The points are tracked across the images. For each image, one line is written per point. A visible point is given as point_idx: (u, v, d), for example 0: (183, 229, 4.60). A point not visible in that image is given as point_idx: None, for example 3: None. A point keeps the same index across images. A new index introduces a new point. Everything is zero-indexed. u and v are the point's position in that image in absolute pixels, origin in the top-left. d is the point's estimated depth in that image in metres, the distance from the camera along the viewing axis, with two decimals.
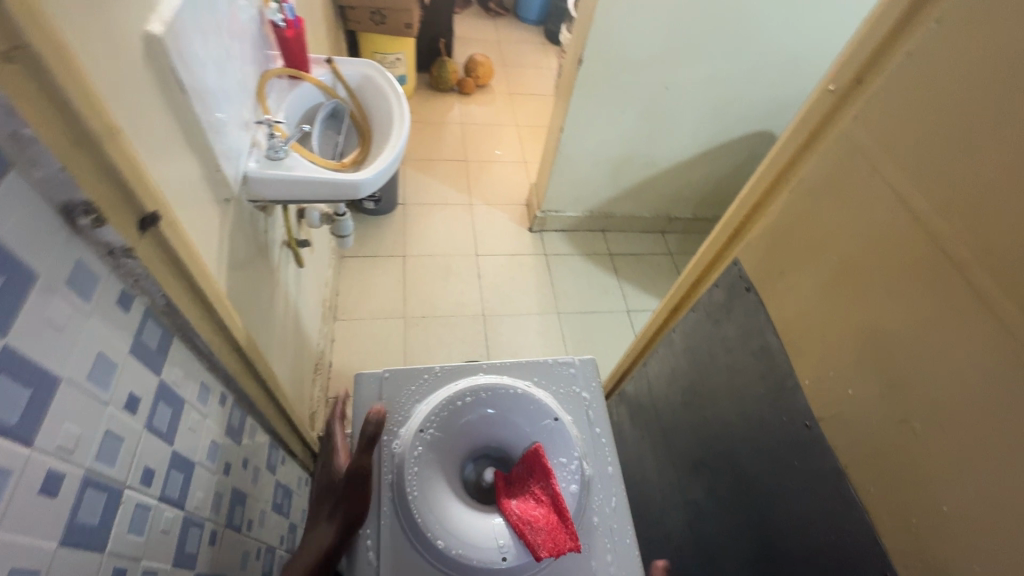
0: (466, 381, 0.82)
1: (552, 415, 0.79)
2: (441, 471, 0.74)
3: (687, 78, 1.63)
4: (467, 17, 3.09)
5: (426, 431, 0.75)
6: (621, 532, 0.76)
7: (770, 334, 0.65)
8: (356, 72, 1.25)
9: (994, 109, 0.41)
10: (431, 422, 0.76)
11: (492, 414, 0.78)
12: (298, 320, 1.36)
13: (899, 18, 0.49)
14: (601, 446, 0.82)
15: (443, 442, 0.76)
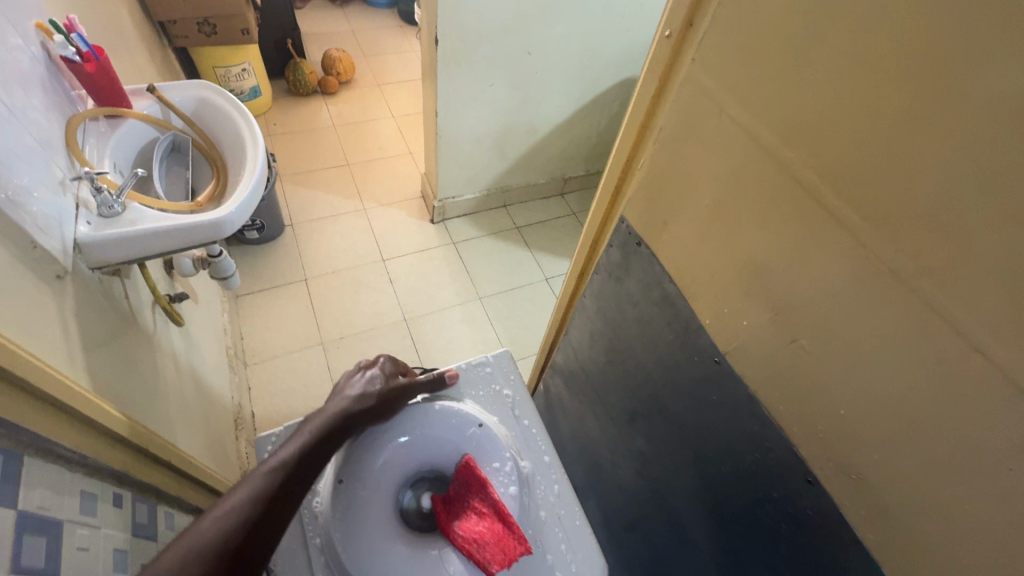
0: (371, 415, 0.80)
1: (476, 422, 0.81)
2: (370, 516, 0.72)
3: (545, 38, 1.62)
4: (312, 11, 2.88)
5: (342, 481, 0.73)
6: (570, 516, 0.81)
7: (667, 283, 0.67)
8: (189, 96, 1.11)
9: (806, 33, 0.42)
10: (348, 470, 0.74)
11: (409, 442, 0.77)
12: (198, 381, 1.22)
13: None
14: (532, 437, 0.86)
15: (360, 491, 0.73)
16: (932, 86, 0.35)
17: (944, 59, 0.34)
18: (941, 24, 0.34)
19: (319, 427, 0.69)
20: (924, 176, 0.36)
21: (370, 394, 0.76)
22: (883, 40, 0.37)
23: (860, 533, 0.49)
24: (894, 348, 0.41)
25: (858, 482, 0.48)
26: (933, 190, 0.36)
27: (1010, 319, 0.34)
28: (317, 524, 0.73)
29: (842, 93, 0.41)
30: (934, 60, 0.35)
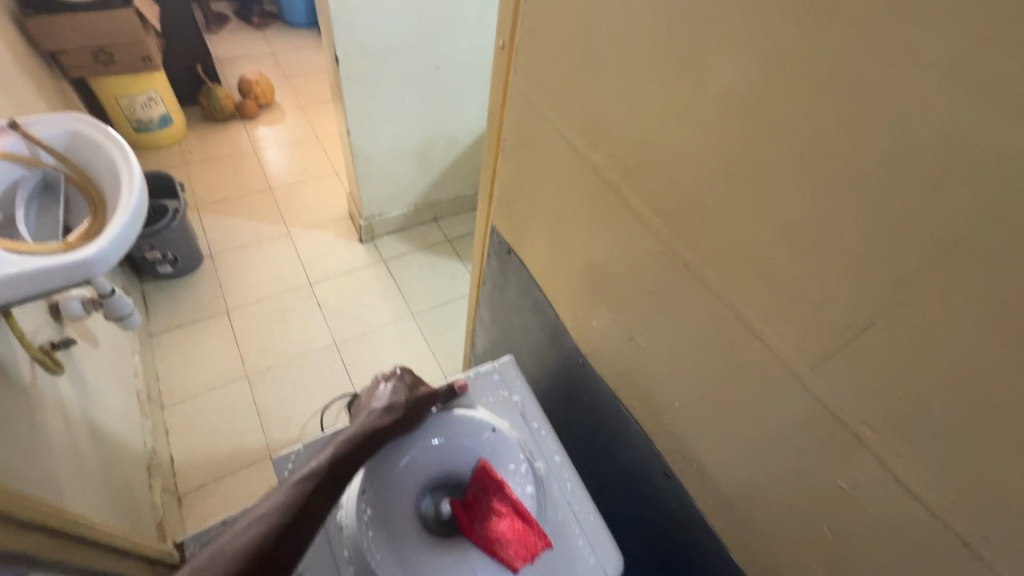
0: None
1: (490, 426, 0.66)
2: (397, 529, 0.58)
3: (452, 51, 1.62)
4: (229, 34, 2.80)
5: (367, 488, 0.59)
6: (585, 509, 0.63)
7: (536, 291, 0.71)
8: (57, 130, 1.04)
9: (599, 61, 0.50)
10: (372, 476, 0.60)
11: (445, 445, 0.64)
12: (97, 430, 1.15)
13: None
14: (543, 438, 0.68)
15: (388, 498, 0.59)
16: (705, 113, 0.42)
17: (708, 92, 0.41)
18: (706, 64, 0.41)
19: (346, 441, 0.58)
20: (693, 180, 0.45)
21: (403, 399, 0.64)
22: (666, 77, 0.44)
23: (710, 519, 0.55)
24: (698, 329, 0.49)
25: (700, 471, 0.55)
26: (700, 194, 0.45)
27: (778, 304, 0.41)
28: (344, 534, 0.57)
29: (641, 117, 0.48)
30: (702, 92, 0.42)
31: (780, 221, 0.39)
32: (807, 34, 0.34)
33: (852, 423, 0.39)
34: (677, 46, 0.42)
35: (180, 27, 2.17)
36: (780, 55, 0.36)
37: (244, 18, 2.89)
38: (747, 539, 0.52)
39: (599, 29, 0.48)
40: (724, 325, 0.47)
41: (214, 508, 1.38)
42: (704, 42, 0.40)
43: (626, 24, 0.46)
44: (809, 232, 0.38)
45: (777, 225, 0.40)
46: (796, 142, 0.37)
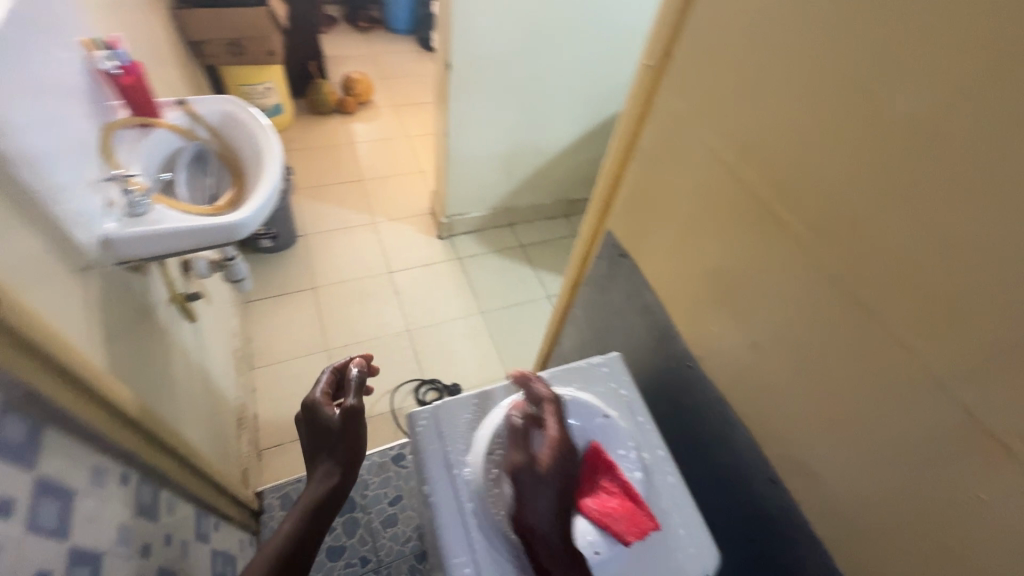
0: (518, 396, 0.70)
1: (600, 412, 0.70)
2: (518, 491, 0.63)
3: (552, 65, 1.69)
4: (336, 35, 3.02)
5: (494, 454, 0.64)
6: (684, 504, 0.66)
7: (648, 294, 0.78)
8: (215, 109, 1.18)
9: (758, 81, 0.55)
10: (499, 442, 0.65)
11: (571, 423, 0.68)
12: (206, 378, 1.27)
13: (677, 16, 0.62)
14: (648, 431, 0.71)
15: (512, 461, 0.64)
16: (864, 134, 0.47)
17: (878, 120, 0.45)
18: (880, 93, 0.45)
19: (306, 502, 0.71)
20: (846, 192, 0.49)
21: (537, 377, 0.69)
22: (840, 106, 0.48)
23: (817, 530, 0.59)
24: (830, 335, 0.53)
25: (811, 479, 0.58)
26: (851, 207, 0.49)
27: (925, 315, 0.45)
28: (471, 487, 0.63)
29: (802, 138, 0.52)
30: (865, 114, 0.46)
31: (939, 236, 0.43)
32: (991, 68, 0.38)
33: (1003, 435, 0.41)
34: (845, 72, 0.47)
35: (300, 27, 2.37)
36: (966, 88, 0.39)
37: (350, 21, 3.10)
38: (857, 549, 0.55)
39: (771, 58, 0.54)
40: (864, 332, 0.50)
41: (289, 466, 1.48)
42: (876, 68, 0.45)
43: (801, 55, 0.51)
44: (974, 255, 0.41)
45: (939, 249, 0.43)
46: (970, 169, 0.40)
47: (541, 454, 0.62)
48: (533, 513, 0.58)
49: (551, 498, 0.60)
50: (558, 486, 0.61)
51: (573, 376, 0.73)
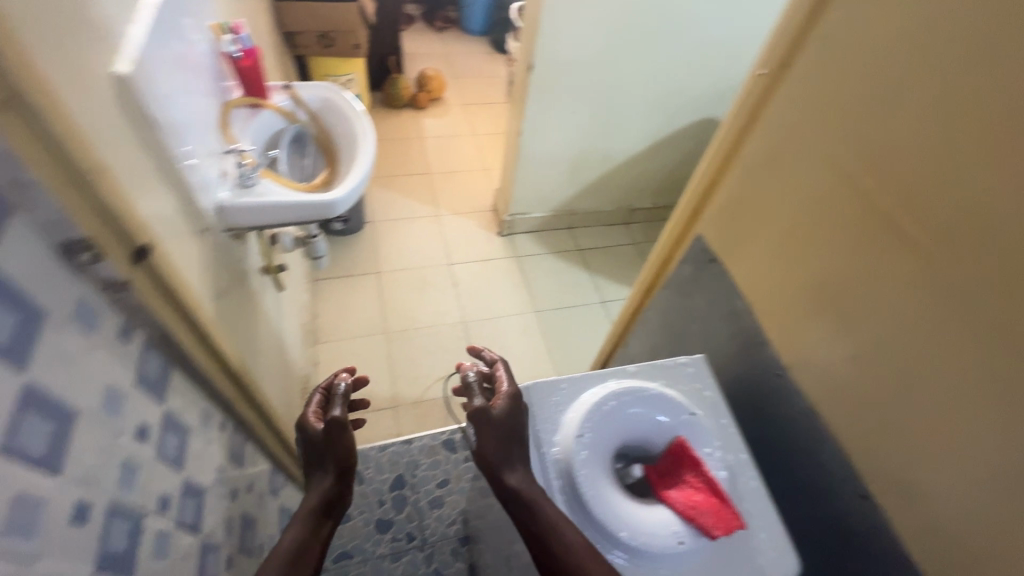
0: (607, 381, 0.67)
1: (688, 409, 0.67)
2: (605, 474, 0.61)
3: (631, 71, 1.70)
4: (414, 33, 3.13)
5: (585, 435, 0.61)
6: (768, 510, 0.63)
7: (737, 300, 0.78)
8: (316, 95, 1.27)
9: (889, 86, 0.54)
10: (590, 424, 0.62)
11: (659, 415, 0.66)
12: (282, 346, 1.35)
13: (802, 21, 0.62)
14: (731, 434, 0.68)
15: (601, 446, 0.62)
16: (1009, 143, 0.44)
17: None
18: None
19: (308, 509, 0.77)
20: (982, 205, 0.47)
21: (623, 370, 0.69)
22: (984, 112, 0.46)
23: (912, 552, 0.57)
24: (950, 353, 0.51)
25: (911, 498, 0.57)
26: (989, 219, 0.46)
27: None
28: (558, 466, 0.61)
29: (936, 145, 0.50)
30: (1014, 122, 0.44)
31: None
32: None
33: None
34: (993, 77, 0.45)
35: (384, 23, 2.47)
36: None
37: (427, 21, 3.21)
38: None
39: (906, 66, 0.52)
40: (994, 352, 0.47)
41: None
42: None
43: (944, 64, 0.49)
44: None
45: None
46: None
47: (495, 397, 0.63)
48: (484, 439, 0.59)
49: (504, 426, 0.61)
50: (509, 416, 0.62)
51: (657, 372, 0.71)
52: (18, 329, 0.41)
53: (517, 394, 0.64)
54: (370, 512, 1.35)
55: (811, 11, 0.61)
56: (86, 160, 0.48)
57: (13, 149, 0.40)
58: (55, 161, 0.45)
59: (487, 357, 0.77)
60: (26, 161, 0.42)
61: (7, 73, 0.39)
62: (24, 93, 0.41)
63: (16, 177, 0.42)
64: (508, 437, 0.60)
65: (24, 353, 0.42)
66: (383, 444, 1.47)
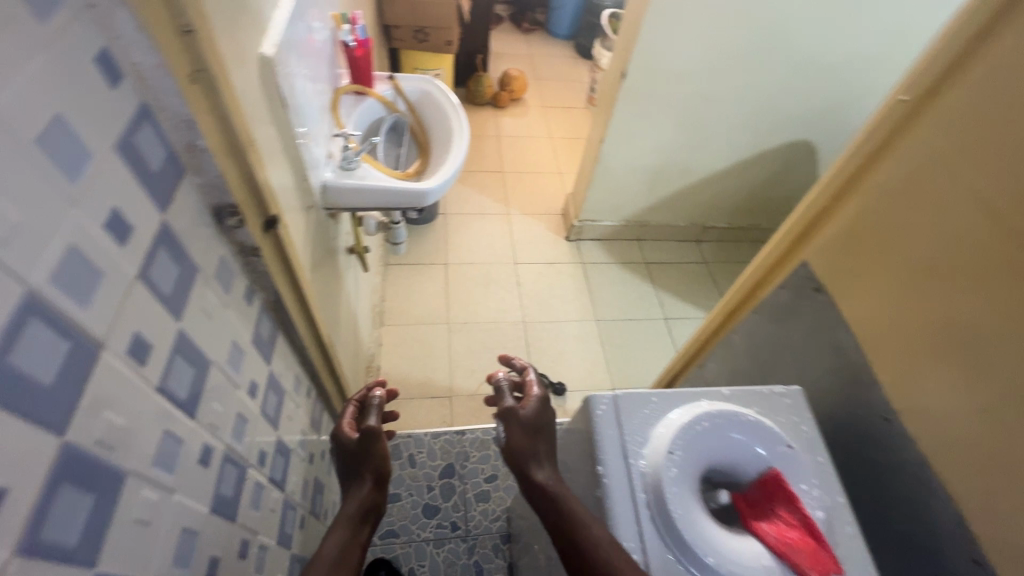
0: (701, 401, 0.65)
1: (786, 442, 0.63)
2: (696, 496, 0.58)
3: (726, 85, 1.65)
4: (500, 34, 3.18)
5: (677, 453, 0.59)
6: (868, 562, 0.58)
7: (843, 333, 0.74)
8: (416, 88, 1.31)
9: None
10: (683, 443, 0.60)
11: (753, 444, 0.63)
12: (355, 324, 1.41)
13: (964, 46, 0.58)
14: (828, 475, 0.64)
15: (693, 467, 0.59)
16: None
17: None
18: None
19: (350, 511, 0.76)
20: None
21: (718, 392, 0.67)
22: None
23: None
24: None
25: None
26: None
27: None
28: (646, 479, 0.58)
29: None
30: None
31: None
32: None
33: None
34: None
35: (476, 22, 2.52)
36: None
37: (514, 22, 3.25)
38: None
39: None
40: None
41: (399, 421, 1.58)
42: None
43: None
44: None
45: None
46: None
47: (525, 399, 0.68)
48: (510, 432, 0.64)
49: (529, 424, 0.66)
50: (537, 416, 0.67)
51: (754, 398, 0.68)
52: (179, 279, 0.45)
53: (545, 400, 0.69)
54: (418, 495, 1.38)
55: (977, 36, 0.57)
56: (242, 132, 0.52)
57: (195, 117, 0.44)
58: (221, 130, 0.49)
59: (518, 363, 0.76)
60: (203, 129, 0.46)
61: (199, 48, 0.43)
62: (209, 66, 0.45)
63: (193, 142, 0.46)
64: (533, 432, 0.65)
65: (182, 303, 0.45)
66: (437, 431, 1.50)
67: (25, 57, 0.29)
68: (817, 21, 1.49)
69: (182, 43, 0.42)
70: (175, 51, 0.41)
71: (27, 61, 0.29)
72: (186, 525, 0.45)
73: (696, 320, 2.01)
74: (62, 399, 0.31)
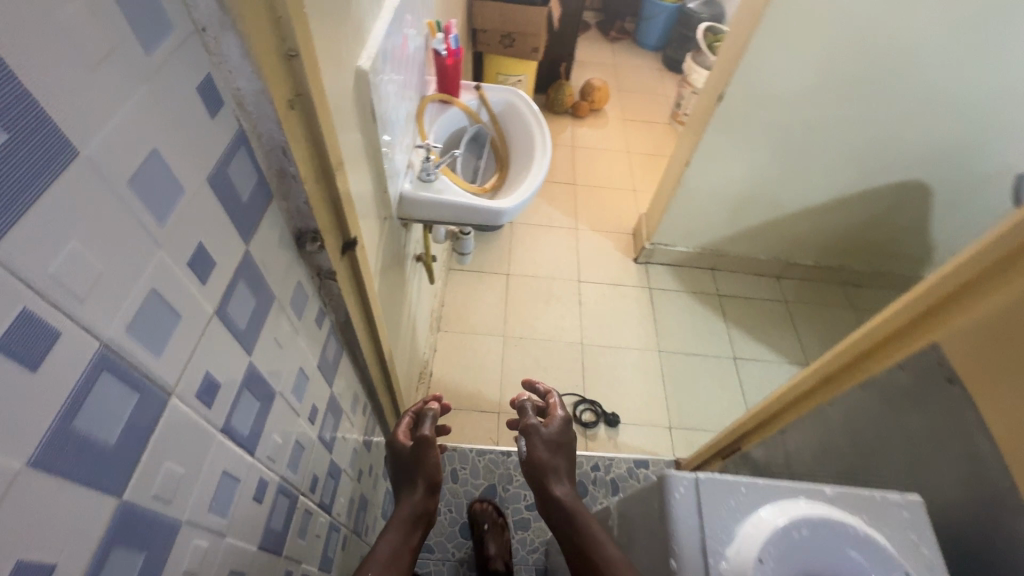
0: (800, 501, 0.57)
1: (903, 568, 0.54)
2: None
3: (835, 114, 1.50)
4: (586, 41, 3.11)
5: (765, 562, 0.51)
6: None
7: (981, 441, 0.60)
8: (501, 98, 1.28)
9: None
10: (774, 551, 0.52)
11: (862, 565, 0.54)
12: (414, 331, 1.40)
13: None
14: None
15: None
16: None
17: None
18: None
19: (404, 514, 0.77)
20: None
21: (819, 492, 0.59)
22: None
23: None
24: None
25: None
26: None
27: None
28: None
29: None
30: None
31: None
32: None
33: None
34: None
35: (564, 29, 2.47)
36: None
37: (602, 30, 3.17)
38: None
39: None
40: None
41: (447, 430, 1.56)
42: None
43: None
44: None
45: None
46: None
47: (549, 419, 0.84)
48: (534, 446, 0.79)
49: (551, 441, 0.81)
50: (558, 434, 0.82)
51: (862, 506, 0.59)
52: (255, 310, 0.43)
53: (565, 421, 0.84)
54: (457, 513, 1.35)
55: None
56: (334, 156, 0.50)
57: (289, 145, 0.42)
58: (313, 154, 0.47)
59: (542, 389, 0.92)
60: (295, 157, 0.44)
61: (300, 71, 0.41)
62: (308, 90, 0.43)
63: (284, 169, 0.44)
64: (556, 448, 0.80)
65: (254, 334, 0.43)
66: (482, 448, 1.46)
67: (129, 90, 0.27)
68: (954, 49, 1.32)
69: (286, 67, 0.40)
70: (278, 76, 0.39)
71: (131, 95, 0.27)
72: (233, 568, 0.43)
73: (767, 363, 1.86)
74: (125, 456, 0.29)
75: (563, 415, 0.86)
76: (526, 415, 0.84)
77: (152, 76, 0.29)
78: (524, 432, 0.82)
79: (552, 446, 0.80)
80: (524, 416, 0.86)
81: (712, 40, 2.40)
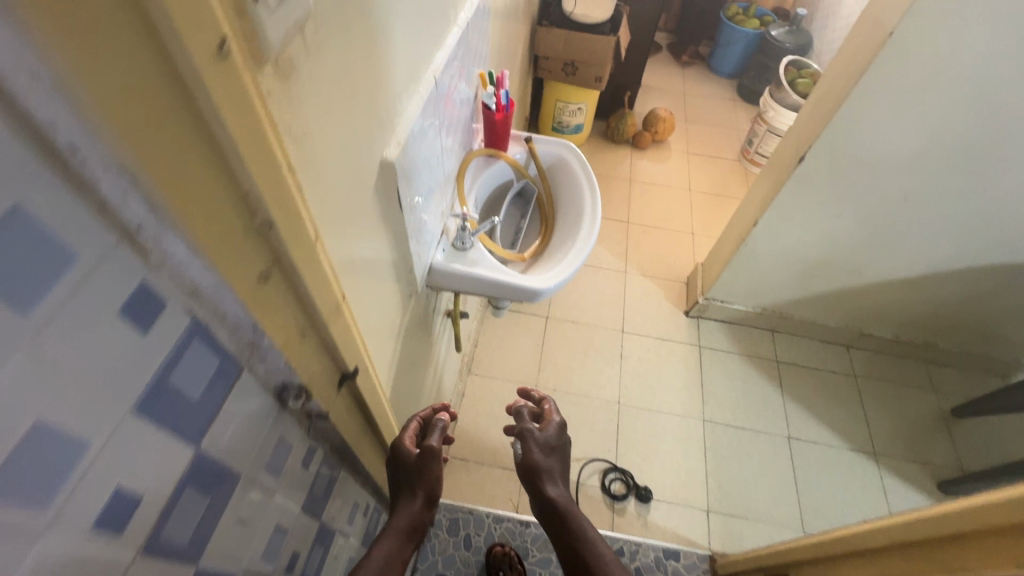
0: None
1: None
2: None
3: (938, 186, 1.30)
4: (655, 65, 2.95)
5: None
6: None
7: None
8: (552, 152, 1.18)
9: None
10: None
11: None
12: (440, 385, 1.33)
13: None
14: None
15: None
16: None
17: None
18: None
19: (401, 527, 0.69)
20: None
21: None
22: None
23: None
24: None
25: None
26: None
27: None
28: None
29: None
30: None
31: None
32: None
33: None
34: None
35: (632, 57, 2.33)
36: None
37: (673, 54, 3.00)
38: None
39: None
40: None
41: (466, 486, 1.48)
42: None
43: None
44: None
45: None
46: None
47: (546, 424, 0.86)
48: (530, 450, 0.83)
49: (545, 444, 0.84)
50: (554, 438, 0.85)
51: None
52: (207, 510, 0.37)
53: (560, 426, 0.86)
54: None
55: None
56: (327, 306, 0.42)
57: (261, 323, 0.35)
58: (299, 312, 0.40)
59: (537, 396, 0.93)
60: (269, 331, 0.36)
61: (280, 243, 0.34)
62: (290, 258, 0.35)
63: (256, 341, 0.37)
64: (550, 451, 0.85)
65: (204, 537, 0.37)
66: (499, 515, 1.40)
67: None
68: None
69: (259, 239, 0.33)
70: (245, 256, 0.32)
71: None
72: None
73: (826, 448, 1.66)
74: None
75: (559, 419, 0.88)
76: (522, 419, 0.87)
77: (33, 342, 0.22)
78: (522, 437, 0.84)
79: (546, 449, 0.84)
80: (520, 420, 0.88)
81: (795, 76, 2.19)
